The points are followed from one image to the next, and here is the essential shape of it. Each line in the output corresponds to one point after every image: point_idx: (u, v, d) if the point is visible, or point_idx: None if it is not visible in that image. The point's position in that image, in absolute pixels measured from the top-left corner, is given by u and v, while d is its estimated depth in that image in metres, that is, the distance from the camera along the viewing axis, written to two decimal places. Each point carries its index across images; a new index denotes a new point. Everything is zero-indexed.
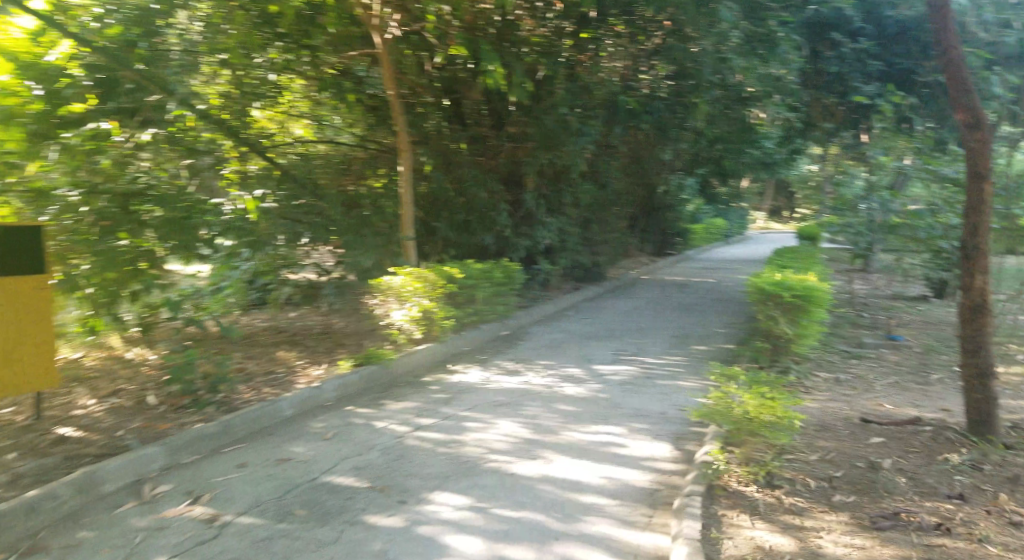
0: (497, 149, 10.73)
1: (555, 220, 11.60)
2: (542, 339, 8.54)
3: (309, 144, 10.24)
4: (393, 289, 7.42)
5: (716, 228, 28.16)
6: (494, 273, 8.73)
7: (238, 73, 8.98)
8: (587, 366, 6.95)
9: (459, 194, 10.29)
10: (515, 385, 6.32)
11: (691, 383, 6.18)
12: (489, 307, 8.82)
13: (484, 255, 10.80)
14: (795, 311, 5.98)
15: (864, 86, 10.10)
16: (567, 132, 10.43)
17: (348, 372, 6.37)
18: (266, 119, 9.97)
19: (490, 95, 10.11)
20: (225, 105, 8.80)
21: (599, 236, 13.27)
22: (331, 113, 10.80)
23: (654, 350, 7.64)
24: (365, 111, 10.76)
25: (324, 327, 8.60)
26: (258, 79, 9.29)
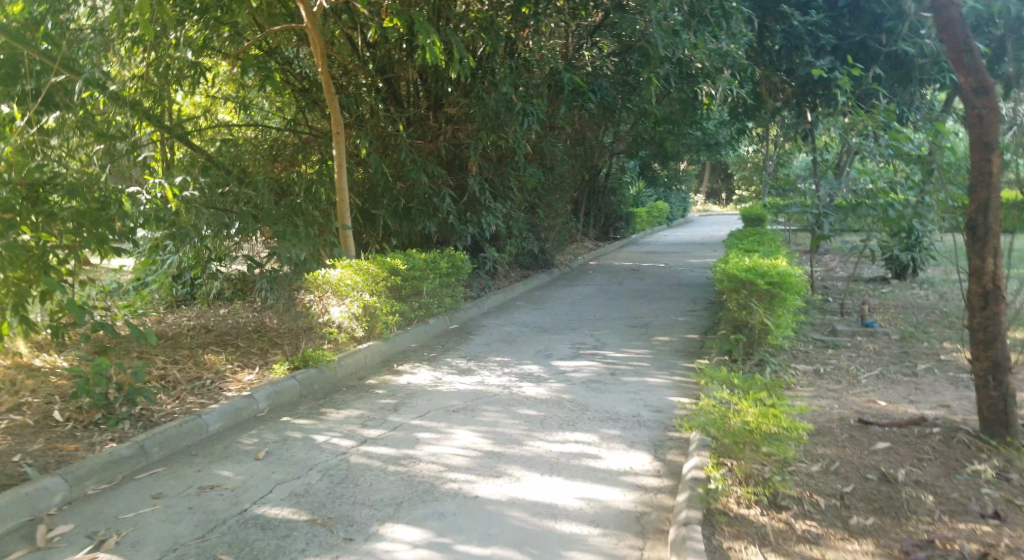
0: (438, 131, 9.84)
1: (501, 205, 10.50)
2: (493, 334, 7.98)
3: (236, 128, 9.46)
4: (330, 284, 6.75)
5: (660, 212, 28.14)
6: (440, 264, 8.12)
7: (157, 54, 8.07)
8: (545, 363, 6.41)
9: (398, 179, 9.45)
10: (468, 387, 5.71)
11: (659, 379, 5.72)
12: (437, 300, 8.18)
13: (430, 242, 10.10)
14: (772, 301, 5.55)
15: (817, 60, 9.45)
16: (511, 112, 9.41)
17: (282, 377, 5.58)
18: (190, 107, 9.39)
19: (427, 74, 9.45)
20: (141, 88, 7.99)
21: (547, 221, 12.76)
22: (259, 97, 9.88)
23: (614, 342, 7.17)
24: (295, 93, 9.76)
25: (258, 324, 7.83)
26: (178, 60, 8.23)
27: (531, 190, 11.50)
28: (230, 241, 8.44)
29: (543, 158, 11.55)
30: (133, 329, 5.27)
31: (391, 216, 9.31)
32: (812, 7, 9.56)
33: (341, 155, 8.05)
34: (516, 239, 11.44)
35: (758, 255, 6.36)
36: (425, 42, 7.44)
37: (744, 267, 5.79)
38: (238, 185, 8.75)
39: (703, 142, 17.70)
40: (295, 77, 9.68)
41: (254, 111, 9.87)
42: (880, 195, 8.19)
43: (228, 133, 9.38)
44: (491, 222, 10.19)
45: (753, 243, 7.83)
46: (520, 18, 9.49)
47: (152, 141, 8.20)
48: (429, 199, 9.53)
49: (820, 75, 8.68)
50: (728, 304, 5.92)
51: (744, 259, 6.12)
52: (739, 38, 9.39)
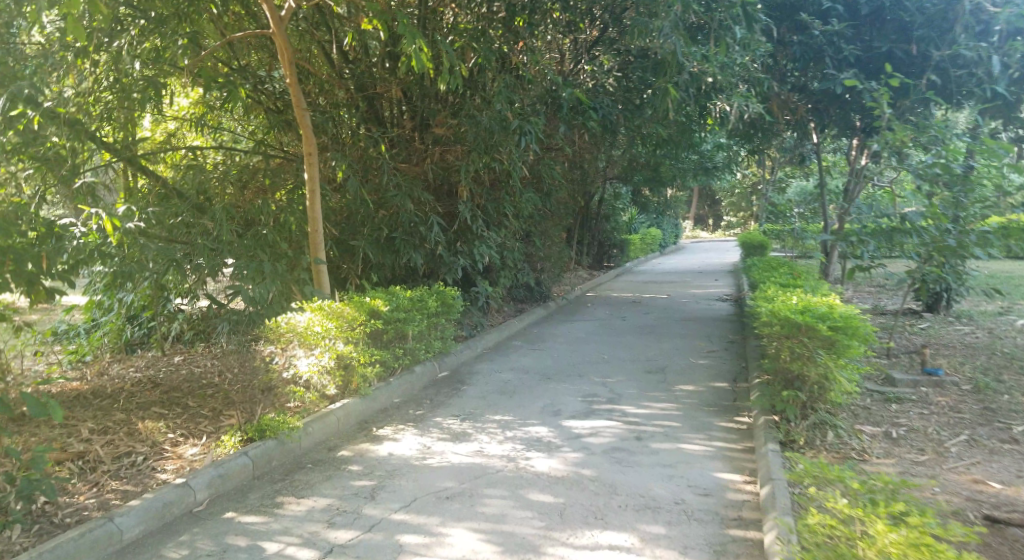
0: (424, 154, 8.80)
1: (496, 235, 9.53)
2: (489, 382, 6.92)
3: (201, 151, 8.37)
4: (296, 333, 5.71)
5: (655, 239, 27.39)
6: (427, 304, 7.06)
7: (115, 77, 7.05)
8: (554, 424, 5.36)
9: (381, 206, 8.39)
10: (465, 459, 4.65)
11: (696, 447, 4.71)
12: (421, 341, 7.07)
13: (415, 276, 9.11)
14: (832, 350, 4.56)
15: (839, 73, 8.80)
16: (505, 131, 8.43)
17: (231, 454, 4.47)
18: (156, 135, 8.49)
19: (412, 92, 8.61)
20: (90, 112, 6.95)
21: (543, 251, 11.81)
22: (232, 122, 8.87)
23: (632, 393, 6.16)
24: (268, 114, 8.52)
25: (220, 367, 6.86)
26: (133, 79, 7.10)
27: (526, 218, 10.56)
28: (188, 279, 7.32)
29: (540, 183, 10.64)
30: (31, 404, 3.80)
31: (371, 247, 8.28)
32: (833, 15, 8.86)
33: (314, 177, 7.09)
34: (510, 271, 10.45)
35: (810, 294, 5.41)
36: (411, 45, 6.53)
37: (796, 308, 4.85)
38: (196, 214, 7.58)
39: (702, 165, 17.29)
40: (264, 102, 8.47)
41: (218, 134, 8.74)
42: (926, 221, 7.34)
43: (195, 156, 8.43)
44: (485, 252, 9.19)
45: (782, 276, 6.91)
46: (513, 31, 8.78)
47: (103, 165, 7.25)
48: (415, 227, 8.52)
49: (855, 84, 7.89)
50: (775, 352, 4.98)
51: (794, 297, 5.18)
52: (754, 49, 8.83)
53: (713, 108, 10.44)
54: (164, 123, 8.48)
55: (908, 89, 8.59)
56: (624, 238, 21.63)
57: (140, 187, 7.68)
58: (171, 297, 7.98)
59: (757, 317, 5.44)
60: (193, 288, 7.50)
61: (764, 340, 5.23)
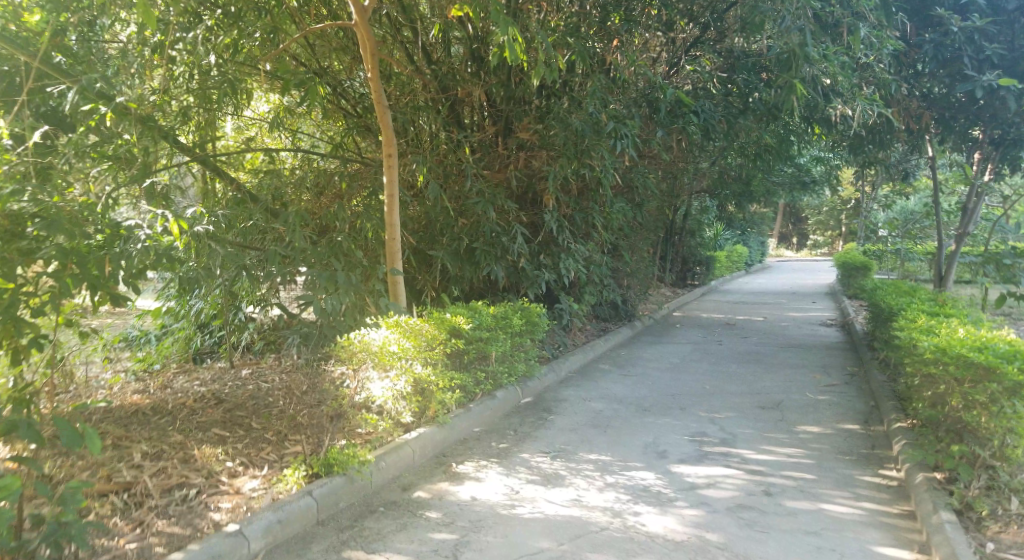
0: (507, 159, 8.35)
1: (582, 250, 8.91)
2: (577, 412, 6.27)
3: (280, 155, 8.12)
4: (370, 352, 5.21)
5: (738, 256, 26.15)
6: (511, 322, 6.42)
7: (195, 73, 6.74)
8: (660, 470, 4.64)
9: (460, 215, 7.98)
10: (560, 512, 3.97)
11: (841, 509, 3.86)
12: (504, 363, 6.44)
13: (494, 291, 8.58)
14: (1018, 395, 3.58)
15: (983, 73, 7.86)
16: (598, 135, 7.99)
17: (295, 493, 3.95)
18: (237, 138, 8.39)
19: (495, 94, 8.16)
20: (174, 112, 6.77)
21: (630, 267, 11.09)
22: (309, 127, 8.69)
23: (747, 434, 5.38)
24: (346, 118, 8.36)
25: (288, 383, 6.51)
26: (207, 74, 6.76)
27: (614, 232, 9.89)
28: (263, 288, 7.02)
29: (632, 195, 9.98)
30: (65, 431, 2.93)
31: (449, 258, 7.73)
32: (973, 10, 8.20)
33: (392, 182, 6.63)
34: (594, 288, 9.79)
35: (987, 329, 4.44)
36: (504, 35, 5.90)
37: (971, 344, 3.94)
38: (268, 218, 7.25)
39: (798, 179, 16.27)
40: (344, 106, 8.29)
41: (296, 139, 8.55)
42: None
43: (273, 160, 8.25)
44: (571, 266, 8.61)
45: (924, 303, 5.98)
46: (608, 30, 8.32)
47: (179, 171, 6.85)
48: (496, 238, 7.91)
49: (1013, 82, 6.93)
50: (941, 395, 4.08)
51: (967, 330, 4.26)
52: (883, 47, 7.97)
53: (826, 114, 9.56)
54: (247, 131, 8.42)
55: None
56: (707, 255, 20.59)
57: (220, 192, 7.53)
58: (243, 305, 7.62)
59: (908, 351, 4.59)
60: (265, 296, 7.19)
61: (925, 383, 4.31)
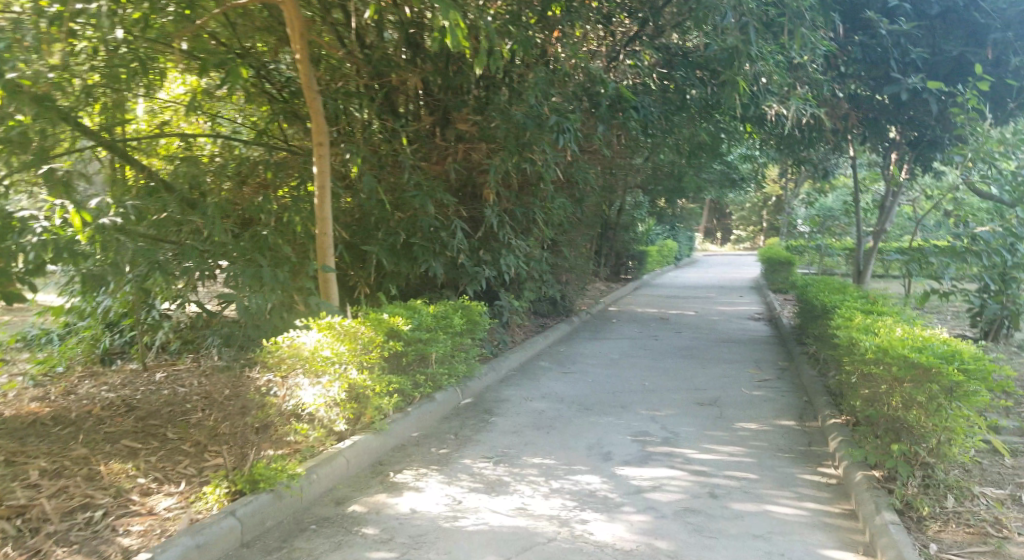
0: (446, 151, 8.14)
1: (522, 245, 8.77)
2: (518, 413, 6.15)
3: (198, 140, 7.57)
4: (300, 357, 4.94)
5: (669, 251, 26.74)
6: (453, 322, 6.24)
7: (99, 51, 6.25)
8: (605, 473, 4.56)
9: (397, 208, 7.67)
10: (505, 523, 3.81)
11: (786, 509, 3.86)
12: (445, 363, 6.26)
13: (432, 287, 8.34)
14: (952, 394, 3.63)
15: (907, 77, 8.18)
16: (540, 129, 7.85)
17: (216, 514, 3.63)
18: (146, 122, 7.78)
19: (432, 81, 7.96)
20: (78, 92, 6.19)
21: (569, 262, 11.04)
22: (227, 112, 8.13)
23: (689, 432, 5.37)
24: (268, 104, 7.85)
25: (211, 386, 6.13)
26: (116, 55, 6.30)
27: (555, 227, 9.80)
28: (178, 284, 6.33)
29: (573, 189, 9.92)
30: None
31: (385, 254, 7.47)
32: (899, 13, 8.24)
33: (323, 172, 6.29)
34: (533, 284, 9.68)
35: (924, 329, 4.53)
36: (444, 19, 5.69)
37: (912, 344, 3.99)
38: (184, 208, 6.73)
39: (728, 176, 16.70)
40: (270, 93, 7.77)
41: (215, 123, 7.96)
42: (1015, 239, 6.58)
43: (190, 146, 7.63)
44: (512, 262, 8.46)
45: (857, 300, 6.13)
46: (547, 21, 8.21)
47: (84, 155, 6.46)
48: (435, 234, 7.77)
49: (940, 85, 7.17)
50: (881, 395, 4.13)
51: (906, 330, 4.33)
52: (816, 47, 8.19)
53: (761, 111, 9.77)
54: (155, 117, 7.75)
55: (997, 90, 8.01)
56: (640, 250, 20.92)
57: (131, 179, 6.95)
58: (157, 303, 7.07)
59: (848, 350, 4.65)
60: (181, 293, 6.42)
61: (866, 382, 4.36)
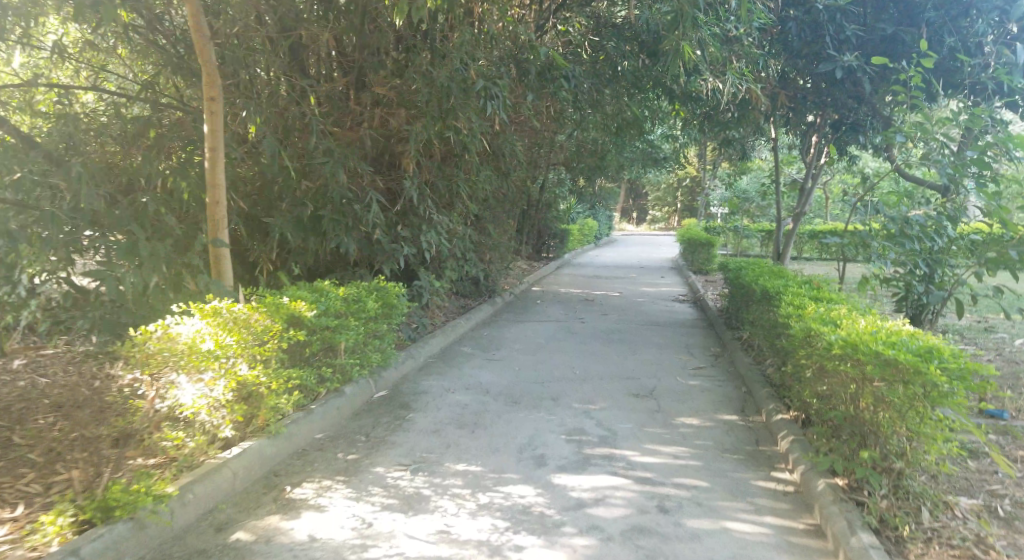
0: (359, 116, 7.34)
1: (444, 220, 8.05)
2: (439, 408, 5.49)
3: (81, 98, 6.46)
4: (174, 356, 4.05)
5: (589, 230, 26.54)
6: (368, 308, 5.43)
7: None
8: (541, 483, 3.97)
9: (302, 177, 6.76)
10: (426, 553, 3.16)
11: (746, 527, 3.42)
12: (356, 352, 5.49)
13: (343, 265, 7.50)
14: (923, 395, 3.27)
15: (842, 54, 8.00)
16: (465, 94, 7.18)
17: (54, 553, 2.77)
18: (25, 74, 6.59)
19: (346, 41, 7.15)
20: None
21: (493, 240, 10.42)
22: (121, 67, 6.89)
23: (628, 431, 4.90)
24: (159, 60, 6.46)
25: (74, 377, 5.11)
26: None
27: (479, 201, 9.11)
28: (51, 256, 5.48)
29: (499, 160, 9.24)
30: None
31: (290, 227, 6.57)
32: None
33: (216, 132, 5.27)
34: (455, 263, 9.00)
35: (887, 321, 4.18)
36: None
37: (882, 339, 3.59)
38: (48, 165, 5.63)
39: (651, 156, 16.57)
40: (163, 45, 6.41)
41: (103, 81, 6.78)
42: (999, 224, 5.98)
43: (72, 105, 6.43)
44: (433, 238, 7.73)
45: (801, 286, 5.88)
46: None
47: None
48: (347, 206, 6.93)
49: (884, 62, 6.74)
50: (850, 394, 3.77)
51: (872, 323, 3.95)
52: (754, 19, 7.86)
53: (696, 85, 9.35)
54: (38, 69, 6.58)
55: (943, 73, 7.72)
56: (562, 228, 20.50)
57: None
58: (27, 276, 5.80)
59: (806, 342, 4.29)
60: (56, 267, 5.58)
61: (832, 380, 3.98)
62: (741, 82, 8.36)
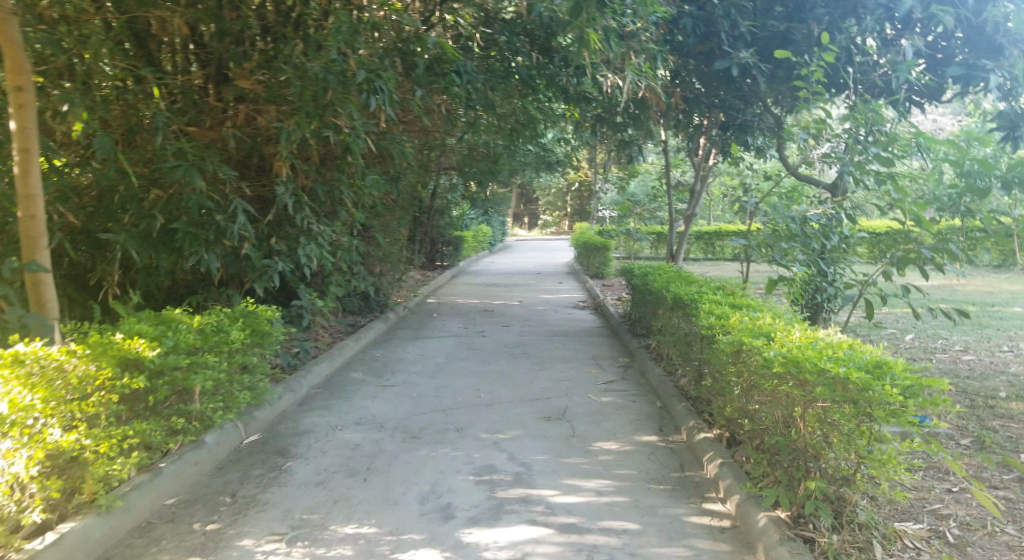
0: (222, 115, 6.39)
1: (326, 231, 7.21)
2: (323, 450, 4.69)
3: None
4: None
5: (483, 235, 26.01)
6: (231, 338, 4.52)
7: None
8: (449, 543, 3.33)
9: (150, 186, 5.75)
10: None
11: None
12: (217, 393, 4.55)
13: (207, 286, 6.51)
14: (870, 413, 2.92)
15: (736, 51, 7.90)
16: (345, 89, 6.26)
17: None
18: None
19: (202, 28, 6.23)
20: None
21: (382, 250, 9.62)
22: None
23: (544, 464, 4.35)
24: None
25: None
26: None
27: (365, 209, 8.28)
28: None
29: (387, 163, 8.47)
30: None
31: (135, 242, 5.49)
32: None
33: (25, 129, 4.07)
34: (341, 277, 8.15)
35: (817, 330, 3.92)
36: None
37: (827, 355, 3.24)
38: None
39: (544, 159, 16.30)
40: None
41: None
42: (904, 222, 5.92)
43: None
44: (313, 251, 6.84)
45: (714, 292, 5.58)
46: None
47: None
48: (207, 216, 5.89)
49: (784, 57, 6.63)
50: (787, 415, 3.43)
51: (807, 335, 3.64)
52: (650, 13, 7.59)
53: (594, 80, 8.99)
54: None
55: (833, 71, 7.77)
56: (455, 234, 19.82)
57: None
58: None
59: (737, 358, 3.93)
60: None
61: (767, 400, 3.60)
62: (640, 78, 8.08)
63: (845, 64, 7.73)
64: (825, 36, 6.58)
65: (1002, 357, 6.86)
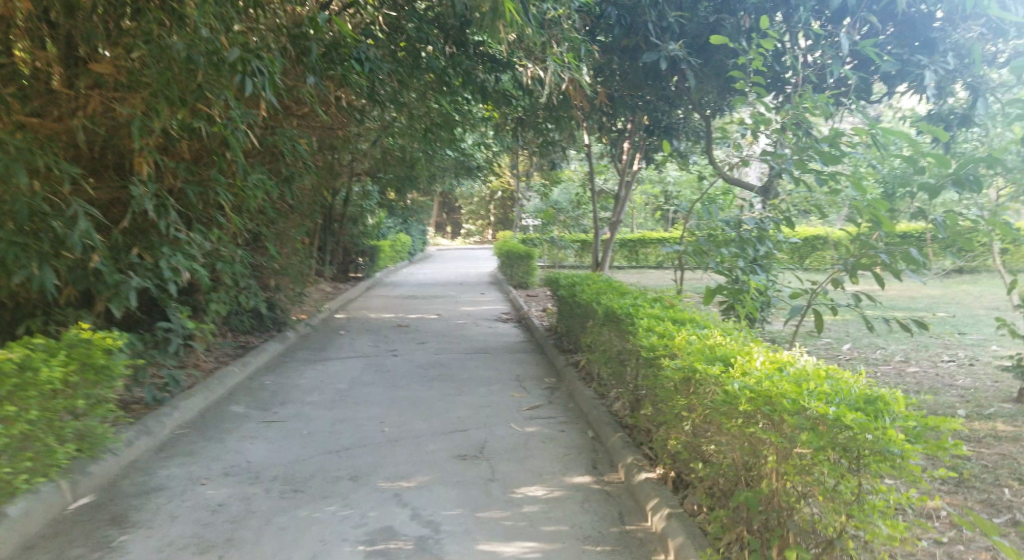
0: (72, 103, 5.18)
1: (202, 238, 6.13)
2: (174, 515, 3.67)
3: None
4: None
5: (401, 245, 24.90)
6: (43, 377, 3.41)
7: None
8: None
9: None
10: None
11: None
12: (24, 449, 3.41)
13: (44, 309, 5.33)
14: (857, 457, 2.28)
15: (664, 43, 7.38)
16: (219, 71, 5.28)
17: None
18: None
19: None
20: None
21: (278, 262, 8.54)
22: None
23: (455, 523, 3.51)
24: None
25: None
26: None
27: (254, 214, 7.23)
28: None
29: (279, 162, 7.45)
30: None
31: None
32: None
33: None
34: (225, 294, 7.06)
35: (783, 354, 3.33)
36: None
37: (807, 389, 2.60)
38: None
39: (464, 164, 15.48)
40: None
41: None
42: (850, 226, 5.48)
43: None
44: (181, 263, 5.74)
45: (653, 306, 4.94)
46: None
47: None
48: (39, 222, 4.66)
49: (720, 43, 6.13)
50: (757, 463, 2.76)
51: (774, 362, 3.03)
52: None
53: (515, 74, 8.28)
54: None
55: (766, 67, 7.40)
56: (371, 244, 18.70)
57: None
58: None
59: (690, 388, 3.28)
60: None
61: (729, 437, 2.95)
62: (564, 71, 7.41)
63: (779, 57, 7.37)
64: (762, 21, 6.12)
65: (936, 367, 6.60)
